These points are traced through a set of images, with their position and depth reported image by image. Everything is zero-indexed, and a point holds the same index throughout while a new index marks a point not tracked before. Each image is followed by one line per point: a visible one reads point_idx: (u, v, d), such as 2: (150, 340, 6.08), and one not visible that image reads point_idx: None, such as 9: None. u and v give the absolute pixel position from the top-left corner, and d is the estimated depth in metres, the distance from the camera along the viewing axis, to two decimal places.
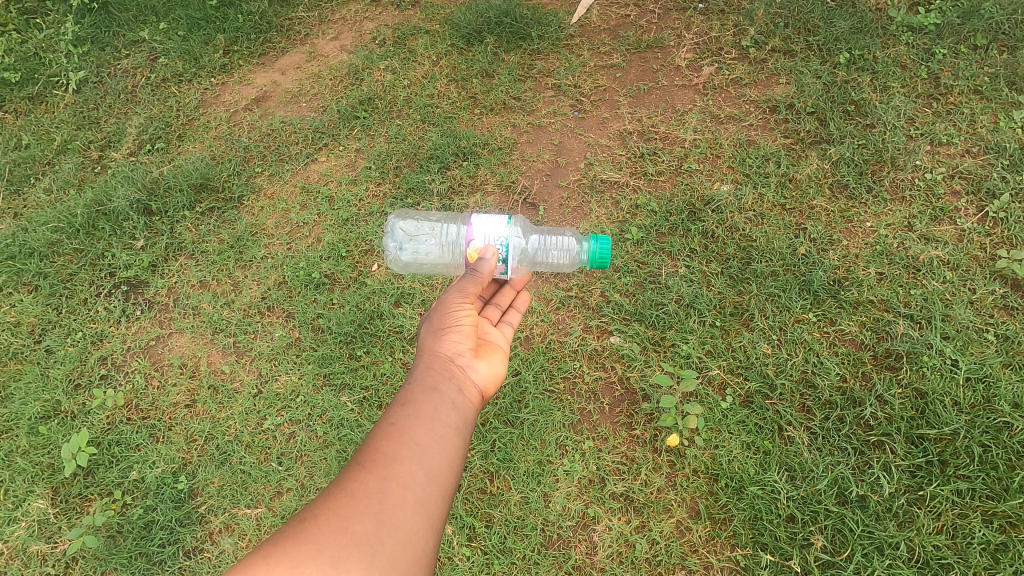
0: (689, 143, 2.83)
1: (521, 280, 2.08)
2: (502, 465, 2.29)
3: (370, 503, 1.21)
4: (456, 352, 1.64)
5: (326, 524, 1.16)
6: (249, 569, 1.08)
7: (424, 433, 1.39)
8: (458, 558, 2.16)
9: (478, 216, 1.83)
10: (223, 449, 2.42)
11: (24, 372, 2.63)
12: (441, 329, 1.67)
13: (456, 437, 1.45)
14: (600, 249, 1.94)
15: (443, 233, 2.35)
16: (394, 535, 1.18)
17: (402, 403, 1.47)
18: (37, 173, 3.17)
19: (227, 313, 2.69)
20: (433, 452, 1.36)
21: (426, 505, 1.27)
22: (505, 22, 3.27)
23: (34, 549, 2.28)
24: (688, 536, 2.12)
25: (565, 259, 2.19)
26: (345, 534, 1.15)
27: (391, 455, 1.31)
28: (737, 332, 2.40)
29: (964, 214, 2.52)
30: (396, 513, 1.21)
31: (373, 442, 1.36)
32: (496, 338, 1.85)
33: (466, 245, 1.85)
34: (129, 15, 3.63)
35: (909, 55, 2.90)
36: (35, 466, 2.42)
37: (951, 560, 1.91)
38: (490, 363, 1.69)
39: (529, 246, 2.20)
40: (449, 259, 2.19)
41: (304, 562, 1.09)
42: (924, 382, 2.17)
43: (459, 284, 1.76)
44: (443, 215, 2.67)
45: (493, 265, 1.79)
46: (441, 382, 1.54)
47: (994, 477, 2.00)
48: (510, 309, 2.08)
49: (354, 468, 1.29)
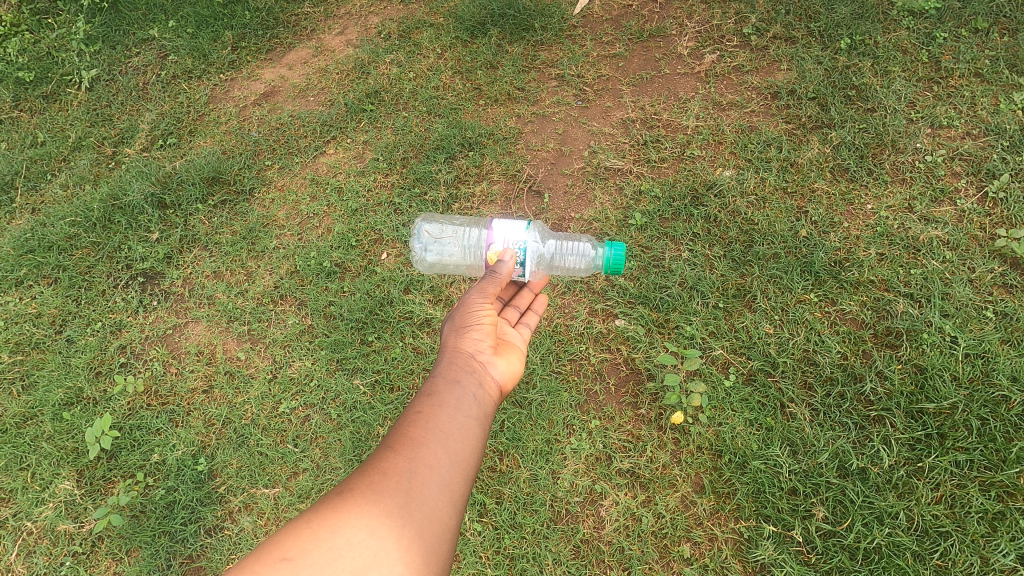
0: (691, 130, 2.88)
1: (538, 283, 2.13)
2: (511, 444, 2.35)
3: (400, 481, 1.27)
4: (477, 348, 1.70)
5: (359, 497, 1.23)
6: (287, 535, 1.16)
7: (449, 420, 1.45)
8: (469, 533, 2.23)
9: (499, 221, 1.91)
10: (240, 432, 2.50)
11: (47, 361, 2.71)
12: (462, 327, 1.74)
13: (478, 426, 1.51)
14: (615, 255, 2.01)
15: (466, 238, 2.48)
16: (421, 510, 1.25)
17: (427, 393, 1.53)
18: (53, 170, 3.24)
19: (242, 302, 2.76)
20: (457, 438, 1.43)
21: (451, 486, 1.33)
22: (508, 14, 3.34)
23: (62, 528, 2.37)
24: (693, 510, 2.18)
25: (581, 263, 2.32)
26: (376, 506, 1.22)
27: (418, 439, 1.38)
28: (740, 313, 2.45)
29: (964, 195, 2.56)
30: (423, 491, 1.28)
31: (400, 427, 1.43)
32: (514, 338, 1.90)
33: (485, 248, 1.93)
34: (139, 14, 3.71)
35: (910, 40, 2.92)
36: (61, 450, 2.51)
37: (949, 528, 1.96)
38: (509, 361, 1.74)
39: (548, 251, 2.29)
40: (472, 261, 2.34)
41: (339, 531, 1.16)
42: (923, 358, 2.22)
43: (479, 286, 1.83)
44: (466, 220, 2.75)
45: (512, 268, 1.88)
46: (464, 375, 1.60)
47: (992, 449, 2.04)
48: (528, 311, 2.12)
49: (384, 449, 1.36)
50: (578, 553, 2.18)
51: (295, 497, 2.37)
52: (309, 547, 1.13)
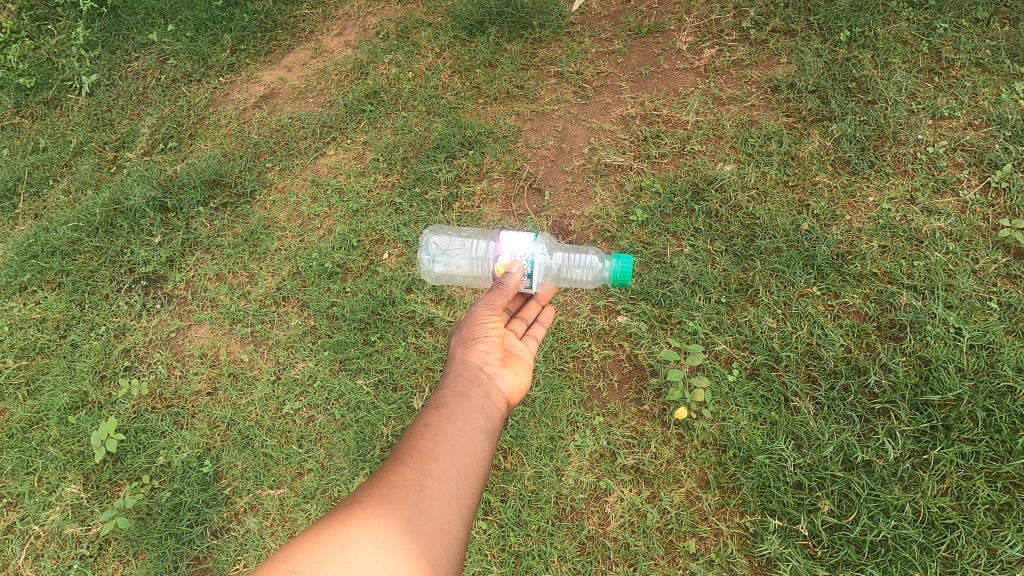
0: (691, 125, 2.87)
1: (545, 295, 2.14)
2: (515, 443, 2.36)
3: (409, 494, 1.27)
4: (484, 360, 1.70)
5: (369, 510, 1.23)
6: (296, 549, 1.16)
7: (458, 433, 1.45)
8: (474, 532, 2.24)
9: (507, 233, 1.91)
10: (245, 434, 2.51)
11: (51, 366, 2.71)
12: (470, 339, 1.73)
13: (487, 438, 1.51)
14: (622, 268, 1.99)
15: (474, 248, 2.44)
16: (430, 524, 1.25)
17: (435, 405, 1.53)
18: (55, 175, 3.25)
19: (244, 303, 2.77)
20: (465, 450, 1.43)
21: (460, 498, 1.34)
22: (506, 12, 3.34)
23: (69, 532, 2.38)
24: (698, 505, 2.18)
25: (588, 276, 2.30)
26: (386, 518, 1.22)
27: (426, 451, 1.38)
28: (742, 307, 2.45)
29: (966, 185, 2.54)
30: (432, 504, 1.28)
31: (408, 440, 1.42)
32: (521, 350, 1.91)
33: (493, 260, 1.94)
34: (138, 19, 3.73)
35: (910, 31, 2.90)
36: (67, 454, 2.52)
37: (956, 520, 1.96)
38: (516, 372, 1.74)
39: (555, 263, 2.30)
40: (480, 271, 2.31)
41: (348, 543, 1.16)
42: (928, 350, 2.21)
43: (487, 297, 1.82)
44: (474, 230, 2.70)
45: (519, 279, 1.87)
46: (472, 387, 1.60)
47: (998, 440, 2.03)
48: (535, 322, 2.14)
49: (392, 461, 1.36)
50: (584, 549, 2.18)
51: (301, 498, 2.38)
52: (320, 560, 1.13)
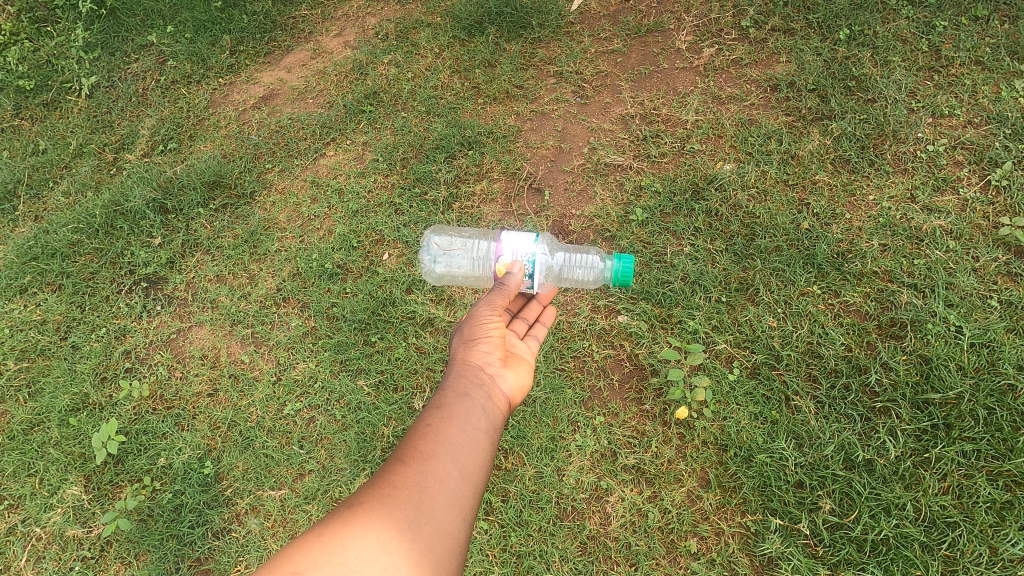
0: (691, 124, 2.87)
1: (547, 295, 2.15)
2: (516, 443, 2.35)
3: (410, 494, 1.27)
4: (486, 360, 1.70)
5: (370, 510, 1.23)
6: (297, 550, 1.16)
7: (458, 433, 1.45)
8: (475, 532, 2.24)
9: (508, 233, 1.91)
10: (246, 435, 2.51)
11: (52, 368, 2.71)
12: (471, 339, 1.73)
13: (488, 439, 1.51)
14: (624, 268, 1.99)
15: (475, 250, 2.47)
16: (431, 524, 1.25)
17: (436, 405, 1.53)
18: (55, 177, 3.25)
19: (244, 305, 2.77)
20: (466, 450, 1.43)
21: (461, 499, 1.34)
22: (505, 12, 3.34)
23: (71, 533, 2.38)
24: (699, 504, 2.18)
25: (590, 276, 2.30)
26: (387, 519, 1.22)
27: (428, 452, 1.38)
28: (742, 306, 2.44)
29: (966, 183, 2.54)
30: (433, 505, 1.28)
31: (410, 440, 1.42)
32: (522, 350, 1.90)
33: (494, 260, 1.93)
34: (138, 20, 3.73)
35: (909, 29, 2.90)
36: (68, 456, 2.52)
37: (957, 518, 1.96)
38: (517, 372, 1.74)
39: (556, 263, 2.30)
40: (481, 272, 2.31)
41: (349, 544, 1.16)
42: (929, 348, 2.21)
43: (487, 297, 1.81)
44: (475, 231, 2.70)
45: (521, 280, 1.86)
46: (473, 388, 1.60)
47: (999, 439, 2.03)
48: (537, 322, 2.13)
49: (394, 462, 1.36)
50: (585, 549, 2.18)
51: (301, 499, 2.38)
52: (321, 561, 1.13)
